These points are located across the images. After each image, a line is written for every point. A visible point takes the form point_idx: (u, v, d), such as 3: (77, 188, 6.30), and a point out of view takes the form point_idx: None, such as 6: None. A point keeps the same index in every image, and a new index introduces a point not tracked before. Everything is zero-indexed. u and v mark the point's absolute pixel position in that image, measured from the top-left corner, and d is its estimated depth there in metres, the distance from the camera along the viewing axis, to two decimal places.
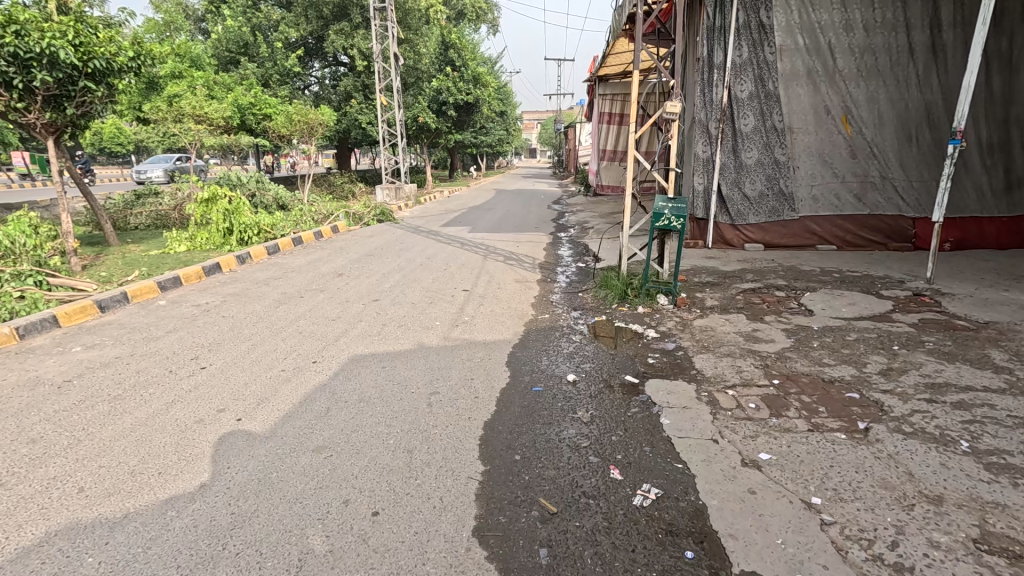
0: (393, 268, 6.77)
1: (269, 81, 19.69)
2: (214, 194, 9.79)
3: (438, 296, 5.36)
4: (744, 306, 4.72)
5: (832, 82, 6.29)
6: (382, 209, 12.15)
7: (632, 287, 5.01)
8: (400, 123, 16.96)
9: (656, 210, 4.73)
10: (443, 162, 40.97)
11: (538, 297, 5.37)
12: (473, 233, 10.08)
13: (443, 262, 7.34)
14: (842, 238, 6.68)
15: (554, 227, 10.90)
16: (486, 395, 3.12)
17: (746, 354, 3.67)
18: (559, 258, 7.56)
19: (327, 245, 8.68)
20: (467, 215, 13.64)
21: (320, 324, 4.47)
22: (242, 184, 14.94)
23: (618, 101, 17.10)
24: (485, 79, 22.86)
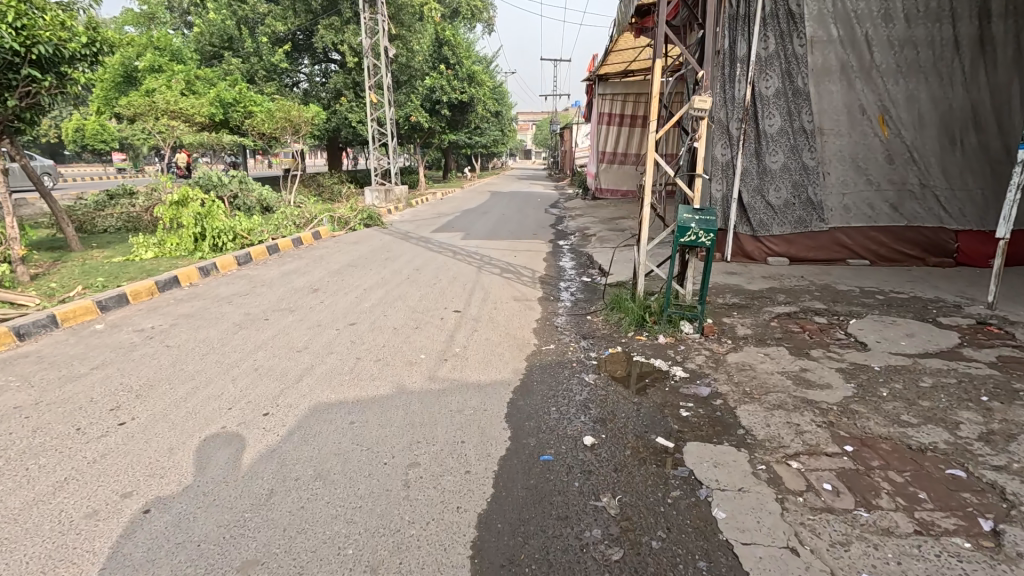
0: (376, 282, 6.04)
1: (255, 77, 18.89)
2: (184, 196, 8.98)
3: (424, 318, 4.65)
4: (782, 336, 4.04)
5: (867, 78, 5.64)
6: (369, 212, 11.37)
7: (651, 311, 4.32)
8: (391, 122, 16.17)
9: (681, 223, 4.03)
10: (437, 162, 40.28)
11: (540, 322, 4.67)
12: (467, 239, 9.37)
13: (433, 275, 6.62)
14: (875, 251, 6.02)
15: (554, 234, 10.20)
16: (480, 470, 2.40)
17: (801, 404, 2.98)
18: (561, 271, 6.86)
19: (307, 253, 7.92)
20: (460, 219, 12.91)
21: (282, 356, 3.75)
22: (219, 184, 14.01)
23: (619, 101, 16.74)
24: (480, 78, 22.15)
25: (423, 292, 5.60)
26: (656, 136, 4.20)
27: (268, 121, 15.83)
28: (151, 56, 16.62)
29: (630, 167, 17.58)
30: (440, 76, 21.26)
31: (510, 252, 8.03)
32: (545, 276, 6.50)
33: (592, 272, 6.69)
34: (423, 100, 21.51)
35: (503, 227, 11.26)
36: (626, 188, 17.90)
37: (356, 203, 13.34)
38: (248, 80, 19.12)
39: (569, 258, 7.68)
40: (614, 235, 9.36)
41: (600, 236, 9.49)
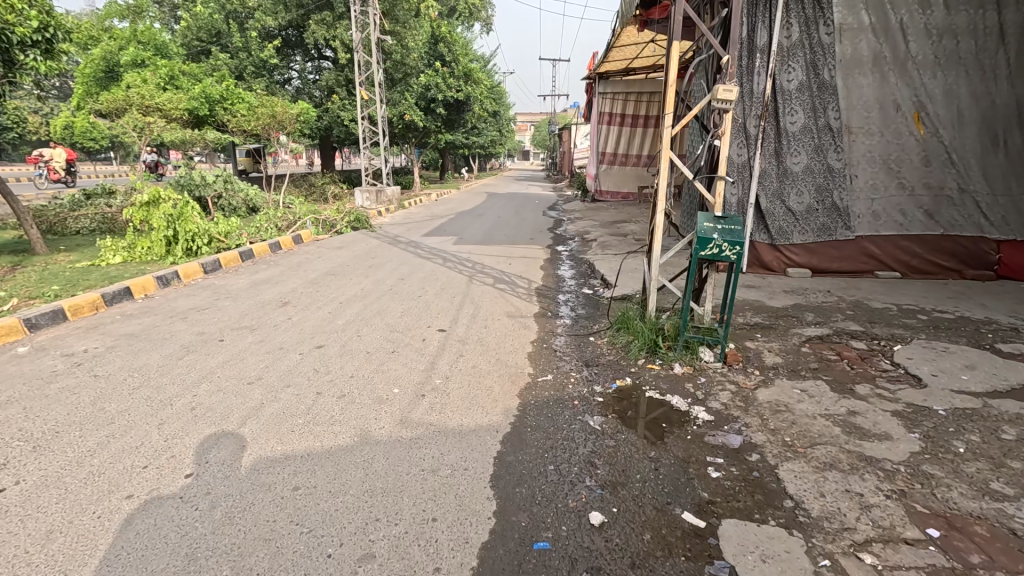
0: (356, 295, 5.44)
1: (244, 73, 18.29)
2: (155, 196, 8.34)
3: (404, 340, 4.07)
4: (818, 366, 3.47)
5: (901, 71, 5.09)
6: (357, 215, 10.75)
7: (664, 335, 3.74)
8: (383, 120, 15.49)
9: (701, 234, 3.43)
10: (434, 163, 39.77)
11: (536, 344, 4.08)
12: (459, 244, 8.78)
13: (419, 285, 6.02)
14: (907, 262, 5.46)
15: (552, 239, 9.62)
16: (453, 569, 1.81)
17: (859, 463, 2.39)
18: (560, 281, 6.28)
19: (284, 260, 7.31)
20: (454, 221, 12.32)
21: (228, 390, 3.16)
22: (199, 185, 13.30)
23: (619, 100, 16.17)
24: (476, 76, 21.59)
25: (406, 307, 5.01)
26: (671, 133, 3.62)
27: (254, 117, 15.19)
28: (135, 50, 16.00)
29: (631, 168, 16.99)
30: (436, 75, 21.02)
31: (505, 259, 7.43)
32: (543, 287, 5.92)
33: (594, 283, 6.11)
34: (418, 99, 20.93)
35: (498, 231, 10.66)
36: (627, 190, 17.29)
37: (345, 204, 12.73)
38: (236, 76, 18.52)
39: (568, 267, 7.09)
40: (616, 241, 8.77)
41: (601, 241, 8.90)
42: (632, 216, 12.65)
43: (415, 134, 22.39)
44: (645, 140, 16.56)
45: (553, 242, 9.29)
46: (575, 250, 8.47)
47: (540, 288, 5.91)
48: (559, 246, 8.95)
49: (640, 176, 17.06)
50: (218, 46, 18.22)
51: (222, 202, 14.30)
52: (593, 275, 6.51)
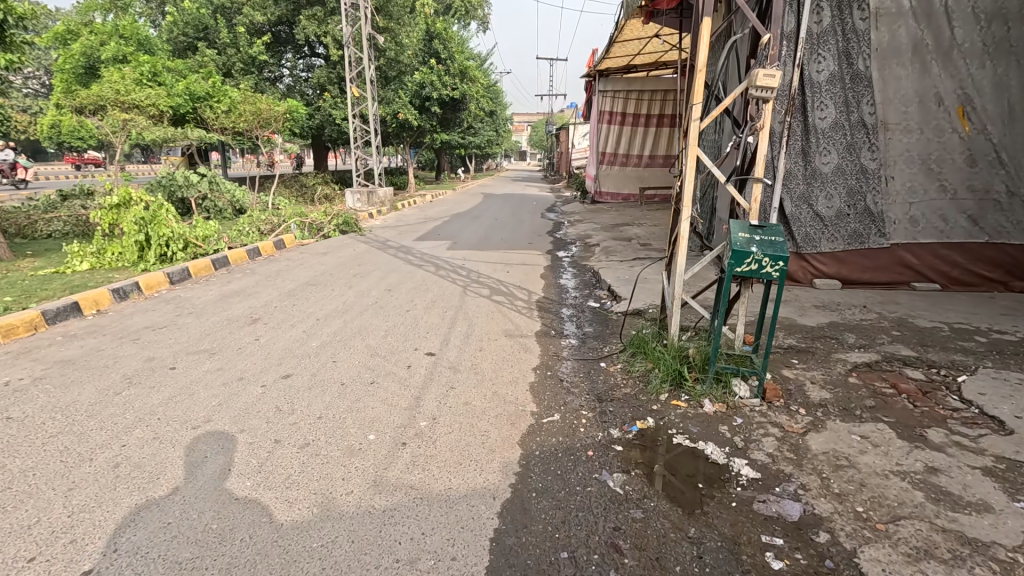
0: (336, 309, 4.87)
1: (232, 70, 17.69)
2: (125, 197, 7.71)
3: (387, 368, 3.51)
4: (874, 403, 2.92)
5: (944, 61, 4.58)
6: (345, 216, 10.16)
7: (691, 363, 3.18)
8: (375, 118, 14.86)
9: (737, 248, 2.87)
10: (430, 162, 39.18)
11: (539, 371, 3.52)
12: (453, 250, 8.21)
13: (408, 297, 5.45)
14: (946, 273, 4.93)
15: (552, 243, 9.06)
16: None
17: (962, 550, 1.85)
18: (562, 292, 5.72)
19: (262, 266, 6.71)
20: (448, 224, 11.75)
21: (166, 437, 2.60)
22: (182, 186, 13.08)
23: (620, 99, 15.67)
24: (472, 74, 20.98)
25: (391, 324, 4.45)
26: (700, 125, 3.06)
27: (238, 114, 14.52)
28: (116, 46, 15.37)
29: (631, 169, 16.42)
30: (431, 72, 20.14)
31: (502, 267, 6.86)
32: (544, 300, 5.36)
33: (600, 295, 5.55)
34: (412, 97, 20.29)
35: (494, 234, 10.12)
36: (628, 191, 16.69)
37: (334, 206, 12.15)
38: (224, 73, 17.91)
39: (571, 276, 6.54)
40: (621, 246, 8.22)
41: (605, 247, 8.34)
42: (635, 218, 12.10)
43: (410, 133, 21.78)
44: (646, 139, 16.01)
45: (553, 247, 8.74)
46: (577, 256, 7.92)
47: (541, 300, 5.36)
48: (559, 251, 8.39)
49: (641, 177, 16.48)
50: (205, 42, 17.60)
51: (208, 203, 13.76)
52: (599, 284, 5.96)
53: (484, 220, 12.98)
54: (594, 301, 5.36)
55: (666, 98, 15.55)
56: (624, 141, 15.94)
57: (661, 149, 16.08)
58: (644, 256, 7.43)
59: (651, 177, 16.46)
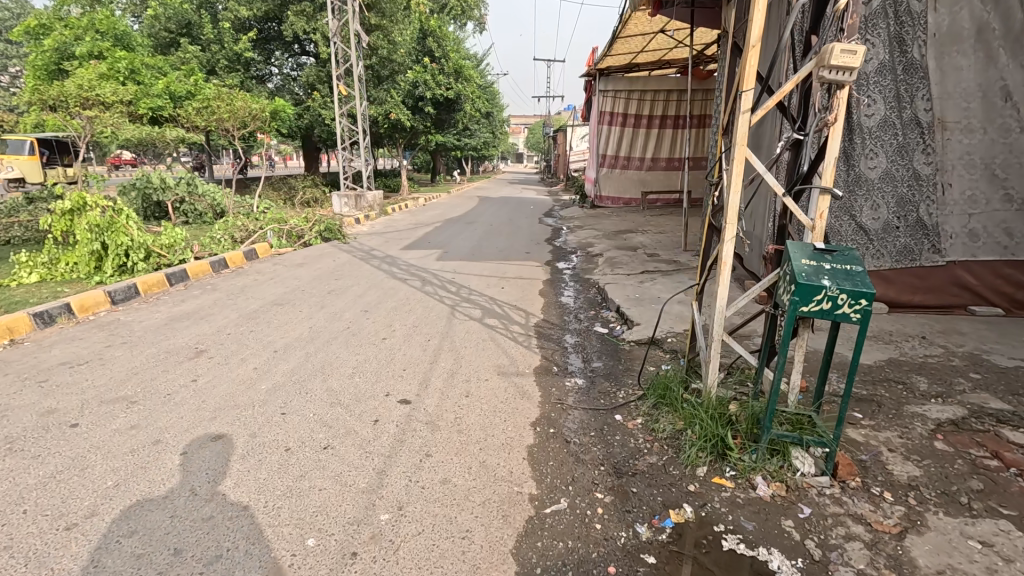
0: (300, 337, 4.16)
1: (216, 68, 16.99)
2: (78, 202, 6.93)
3: (348, 425, 2.80)
4: (982, 484, 2.21)
5: (1016, 47, 3.86)
6: (327, 223, 9.42)
7: (735, 426, 2.47)
8: (364, 117, 14.10)
9: (803, 279, 2.16)
10: (426, 164, 38.53)
11: (539, 428, 2.81)
12: (442, 261, 7.51)
13: (386, 319, 4.73)
14: (1011, 295, 4.23)
15: (551, 253, 8.38)
16: None
17: None
18: (564, 314, 5.02)
19: (226, 280, 5.98)
20: (440, 230, 11.06)
21: (20, 546, 1.87)
22: (159, 188, 12.40)
23: (621, 99, 15.06)
24: (467, 74, 20.22)
25: (362, 359, 3.74)
26: (750, 118, 2.34)
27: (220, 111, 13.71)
28: (93, 41, 14.61)
29: (633, 172, 15.72)
30: (424, 71, 19.51)
31: (496, 282, 6.16)
32: (543, 324, 4.66)
33: (608, 318, 4.85)
34: (405, 97, 19.56)
35: (489, 242, 9.41)
36: (629, 195, 15.96)
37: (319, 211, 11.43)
38: (208, 71, 17.18)
39: (573, 293, 5.83)
40: (626, 257, 7.52)
41: (609, 258, 7.64)
42: (638, 225, 11.40)
43: (403, 134, 21.05)
44: (648, 141, 15.31)
45: (552, 258, 8.03)
46: (578, 268, 7.22)
47: (540, 324, 4.66)
48: (559, 263, 7.68)
49: (643, 180, 15.75)
50: (188, 38, 16.87)
51: (187, 207, 13.02)
52: (606, 304, 5.26)
53: (478, 226, 12.28)
54: (601, 325, 4.67)
55: (670, 99, 14.85)
56: (625, 143, 15.30)
57: (664, 152, 15.40)
58: (652, 269, 6.74)
59: (653, 181, 15.72)
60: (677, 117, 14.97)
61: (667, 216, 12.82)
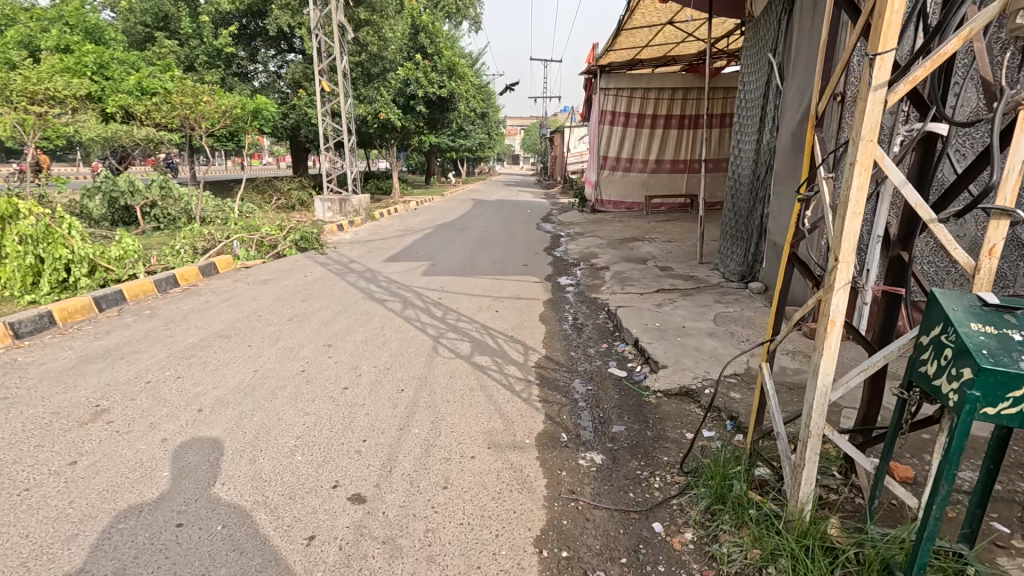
0: (240, 385, 3.29)
1: (195, 64, 16.10)
2: (6, 209, 5.82)
3: (268, 549, 1.93)
4: None
5: None
6: (303, 232, 8.48)
7: (851, 568, 1.66)
8: (348, 117, 13.12)
9: (988, 370, 1.29)
10: (420, 165, 37.75)
11: (545, 552, 1.95)
12: (429, 275, 6.65)
13: (354, 356, 3.85)
14: None
15: (552, 265, 7.53)
16: None
17: None
18: (571, 347, 4.17)
19: (170, 303, 5.08)
20: (430, 238, 10.21)
21: None
22: (126, 193, 11.50)
23: (624, 98, 14.27)
24: (462, 71, 18.96)
25: (312, 421, 2.87)
26: (894, 92, 1.44)
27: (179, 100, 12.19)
28: (59, 34, 13.67)
29: (636, 175, 14.89)
30: (416, 68, 18.24)
31: (489, 305, 5.29)
32: (546, 363, 3.80)
33: (624, 353, 4.01)
34: (396, 96, 18.63)
35: (482, 252, 8.54)
36: (631, 199, 15.11)
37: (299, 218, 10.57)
38: (186, 67, 16.27)
39: (580, 318, 4.98)
40: (637, 272, 6.67)
41: (616, 272, 6.80)
42: (644, 233, 10.58)
43: (394, 134, 20.13)
44: (651, 142, 14.56)
45: (552, 272, 7.18)
46: (583, 285, 6.38)
47: (543, 364, 3.80)
48: (560, 278, 6.83)
49: (646, 184, 14.94)
50: (164, 33, 15.94)
51: (158, 211, 12.10)
52: (620, 334, 4.42)
53: (471, 232, 11.43)
54: (618, 363, 3.83)
55: (674, 98, 14.12)
56: (627, 144, 14.53)
57: (669, 154, 14.63)
58: (668, 287, 5.90)
59: (657, 184, 14.91)
60: (681, 117, 14.26)
61: (673, 222, 12.01)
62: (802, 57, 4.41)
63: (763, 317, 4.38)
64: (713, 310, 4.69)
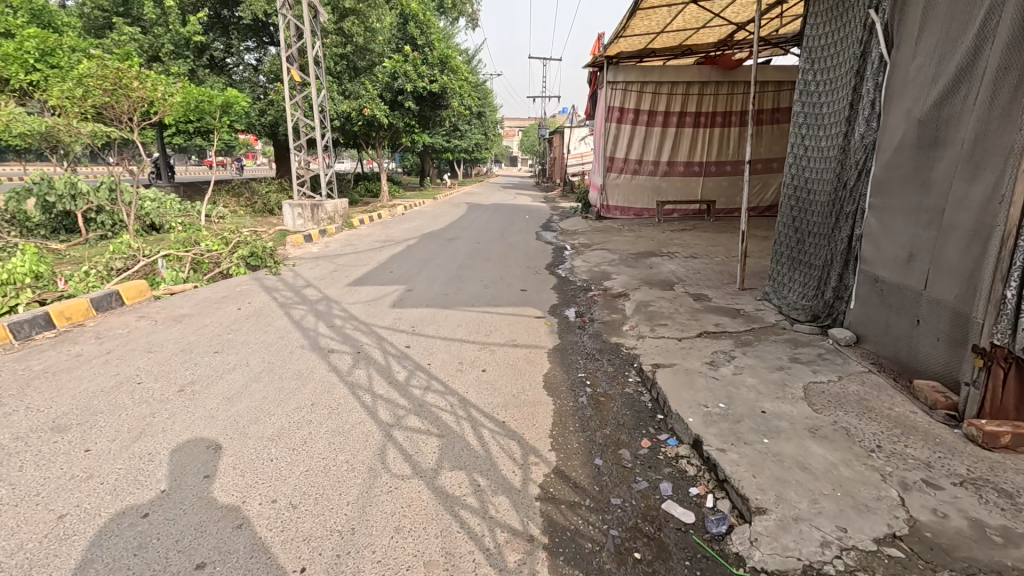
0: (5, 564, 1.83)
1: (160, 54, 14.60)
2: None
3: None
4: None
5: None
6: (252, 246, 6.96)
7: None
8: (319, 111, 11.46)
9: None
10: (414, 167, 36.44)
11: None
12: (400, 307, 5.20)
13: (254, 474, 2.38)
14: None
15: (555, 291, 6.10)
16: None
17: None
18: (596, 446, 2.71)
19: (21, 360, 3.59)
20: (412, 251, 8.77)
21: None
22: (65, 196, 9.98)
23: (632, 93, 12.87)
24: (455, 65, 17.43)
25: None
26: None
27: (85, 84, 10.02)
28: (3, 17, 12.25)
29: (645, 178, 13.47)
30: (404, 60, 16.80)
31: (472, 359, 3.86)
32: (559, 487, 2.34)
33: (680, 462, 2.56)
34: (383, 91, 17.10)
35: (471, 271, 7.09)
36: (640, 206, 13.68)
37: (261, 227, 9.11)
38: (150, 57, 14.77)
39: (602, 383, 3.53)
40: (667, 304, 5.23)
41: (639, 304, 5.35)
42: (660, 246, 9.15)
43: (382, 132, 18.65)
44: (663, 142, 13.21)
45: (558, 301, 5.72)
46: (599, 322, 4.93)
47: (555, 488, 2.34)
48: (568, 310, 5.39)
49: (657, 188, 13.54)
50: (126, 19, 14.48)
51: (103, 216, 10.61)
52: (665, 419, 2.97)
53: (462, 243, 9.99)
54: (674, 487, 2.38)
55: (689, 93, 12.77)
56: (636, 145, 13.20)
57: (681, 155, 13.28)
58: (713, 329, 4.46)
59: (669, 189, 13.51)
60: (696, 115, 12.92)
61: (692, 233, 10.59)
62: (936, 8, 3.00)
63: (880, 395, 2.93)
64: (795, 377, 3.24)
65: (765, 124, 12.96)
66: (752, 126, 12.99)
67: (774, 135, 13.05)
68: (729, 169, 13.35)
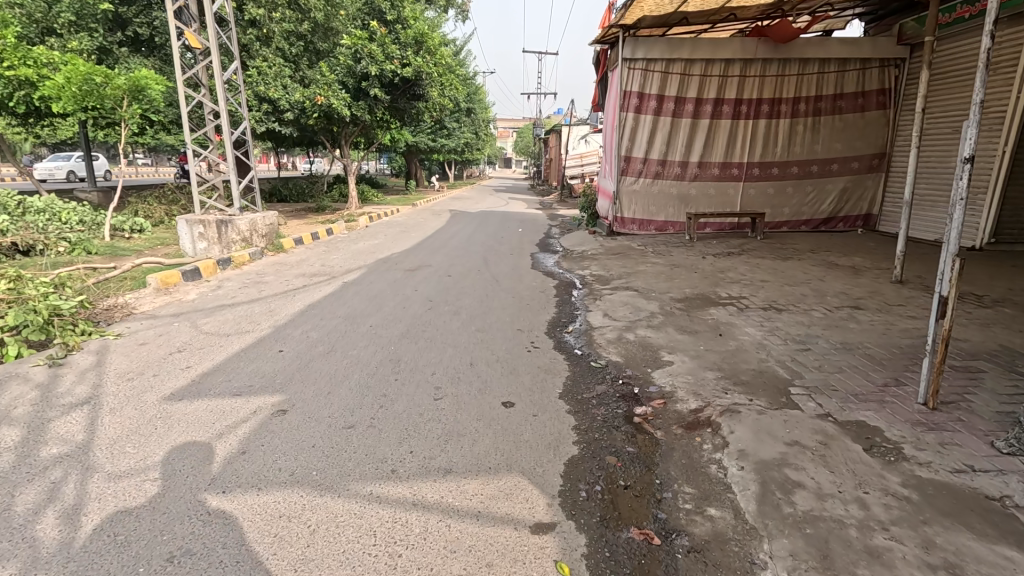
0: None
1: (56, 26, 11.66)
2: None
3: None
4: None
5: None
6: (26, 310, 3.90)
7: None
8: (230, 93, 8.27)
9: None
10: (399, 169, 33.59)
11: None
12: (215, 499, 2.25)
13: None
14: None
15: (569, 409, 3.18)
16: None
17: None
18: None
19: None
20: (343, 296, 5.80)
21: None
22: None
23: (655, 73, 9.96)
24: (433, 44, 14.27)
25: None
26: None
27: None
28: None
29: (670, 184, 10.57)
30: (369, 38, 13.73)
31: None
32: None
33: None
34: (343, 76, 14.01)
35: (418, 349, 4.12)
36: (663, 218, 10.78)
37: (137, 267, 6.29)
38: (45, 31, 11.85)
39: None
40: (828, 484, 2.30)
41: (763, 474, 2.42)
42: (714, 286, 6.26)
43: (349, 125, 15.68)
44: (693, 138, 10.34)
45: (577, 446, 2.77)
46: (689, 556, 1.99)
47: None
48: (603, 483, 2.46)
49: (686, 197, 10.64)
50: None
51: None
52: None
53: (426, 276, 7.07)
54: None
55: (727, 75, 9.96)
56: (657, 140, 10.30)
57: (714, 155, 10.41)
58: None
59: (700, 197, 10.62)
60: (735, 104, 10.12)
61: (745, 260, 7.74)
62: None
63: None
64: None
65: (824, 114, 10.14)
66: (807, 116, 10.16)
67: (836, 129, 10.20)
68: (778, 172, 10.45)
